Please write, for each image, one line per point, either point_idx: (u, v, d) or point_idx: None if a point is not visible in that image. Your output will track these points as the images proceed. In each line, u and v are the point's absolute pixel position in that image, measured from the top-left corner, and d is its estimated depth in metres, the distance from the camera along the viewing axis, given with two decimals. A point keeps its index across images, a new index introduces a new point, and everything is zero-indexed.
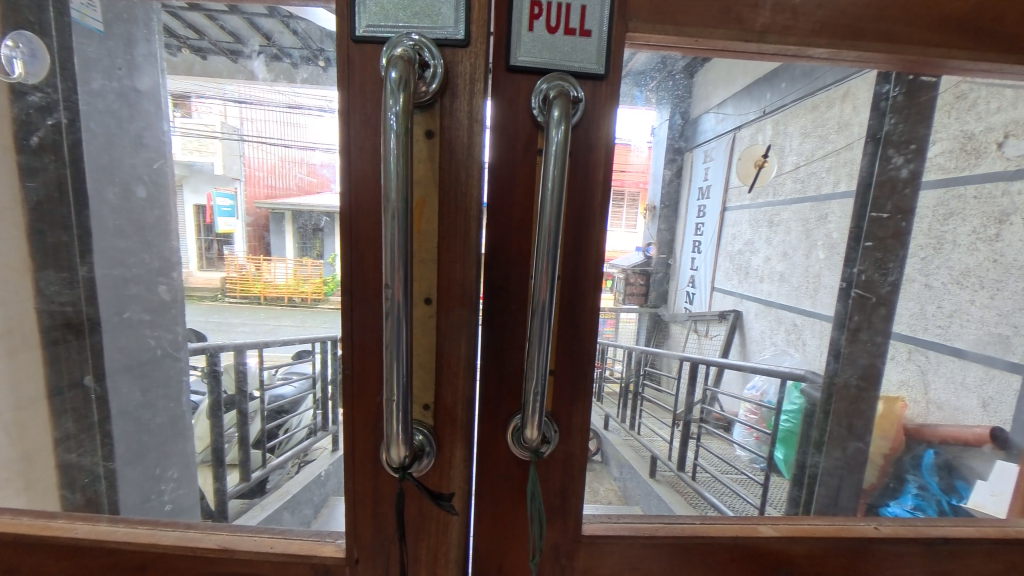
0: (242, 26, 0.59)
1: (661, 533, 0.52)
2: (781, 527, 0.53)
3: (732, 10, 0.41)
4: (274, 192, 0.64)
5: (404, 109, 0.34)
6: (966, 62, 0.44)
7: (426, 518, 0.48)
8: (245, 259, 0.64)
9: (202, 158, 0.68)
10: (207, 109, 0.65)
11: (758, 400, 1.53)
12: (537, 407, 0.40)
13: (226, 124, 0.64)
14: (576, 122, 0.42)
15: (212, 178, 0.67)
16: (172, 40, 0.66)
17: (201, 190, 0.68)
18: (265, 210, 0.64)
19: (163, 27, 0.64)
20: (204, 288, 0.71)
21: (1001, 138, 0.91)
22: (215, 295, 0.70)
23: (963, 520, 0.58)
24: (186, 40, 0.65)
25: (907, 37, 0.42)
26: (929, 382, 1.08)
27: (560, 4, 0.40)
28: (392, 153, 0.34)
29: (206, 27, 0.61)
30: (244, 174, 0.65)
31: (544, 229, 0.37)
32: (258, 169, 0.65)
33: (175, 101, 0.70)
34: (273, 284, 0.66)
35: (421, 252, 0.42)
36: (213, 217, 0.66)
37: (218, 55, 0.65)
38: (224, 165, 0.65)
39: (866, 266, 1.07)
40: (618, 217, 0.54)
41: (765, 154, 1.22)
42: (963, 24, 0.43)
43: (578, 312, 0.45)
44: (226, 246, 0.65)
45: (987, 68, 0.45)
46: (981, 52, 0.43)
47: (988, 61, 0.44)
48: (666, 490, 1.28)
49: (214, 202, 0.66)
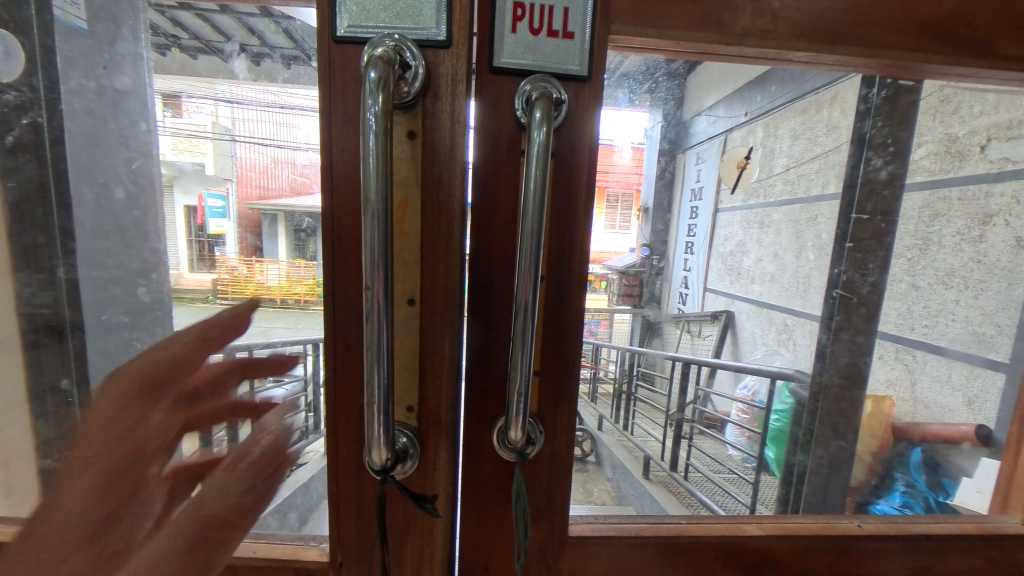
0: (232, 25, 0.62)
1: (647, 533, 0.52)
2: (766, 525, 0.54)
3: (713, 14, 0.42)
4: (265, 192, 0.64)
5: (383, 110, 0.33)
6: (943, 66, 0.45)
7: (408, 520, 0.48)
8: (237, 260, 0.64)
9: (190, 159, 0.66)
10: (198, 109, 0.64)
11: (749, 400, 1.59)
12: (521, 408, 0.40)
13: (218, 125, 0.64)
14: (559, 124, 0.42)
15: (201, 179, 0.66)
16: (160, 40, 0.66)
17: (191, 191, 0.67)
18: (255, 211, 0.64)
19: (152, 27, 0.65)
20: (193, 291, 0.68)
21: (983, 141, 0.93)
22: (204, 297, 0.67)
23: (944, 516, 0.58)
24: (176, 40, 0.65)
25: (884, 42, 0.43)
26: (916, 379, 1.12)
27: (542, 6, 0.40)
28: (372, 152, 0.33)
29: (192, 25, 0.63)
30: (236, 174, 0.64)
31: (526, 229, 0.37)
32: (249, 169, 0.65)
33: (164, 101, 0.68)
34: (264, 286, 0.64)
35: (404, 253, 0.42)
36: (204, 218, 0.66)
37: (205, 54, 0.65)
38: (214, 166, 0.65)
39: (847, 266, 1.14)
40: (613, 218, 0.59)
41: (746, 157, 1.28)
42: (938, 29, 0.43)
43: (563, 315, 0.45)
44: (217, 247, 0.65)
45: (962, 72, 0.46)
46: (957, 57, 0.44)
47: (965, 65, 0.45)
48: (660, 491, 1.32)
49: (203, 202, 0.66)
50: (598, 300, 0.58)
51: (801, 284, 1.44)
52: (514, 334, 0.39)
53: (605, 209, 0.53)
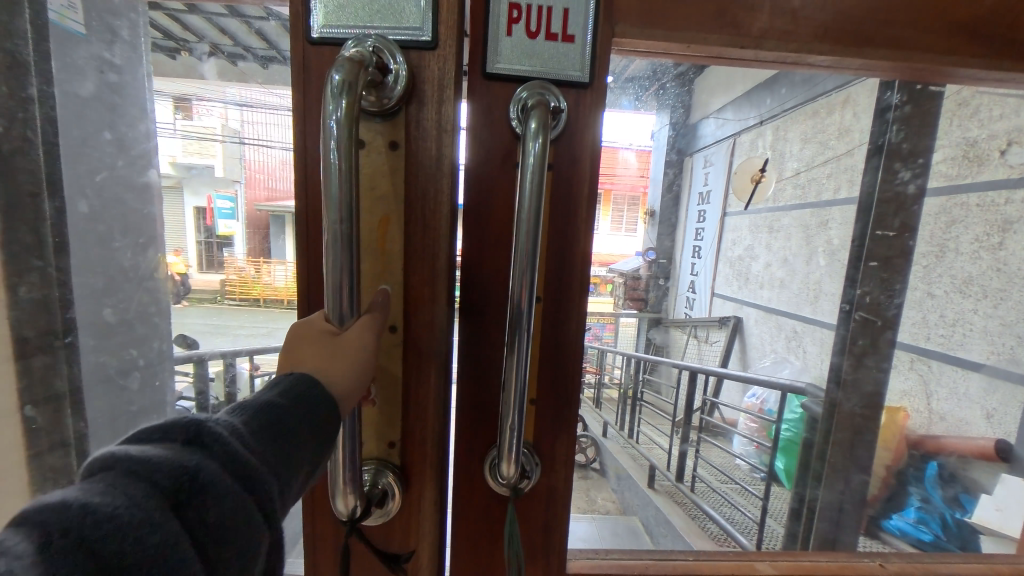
0: (241, 28, 0.56)
1: (651, 571, 0.49)
2: (780, 564, 0.51)
3: (727, 14, 0.39)
4: (274, 194, 0.57)
5: (348, 116, 0.31)
6: (979, 70, 0.41)
7: (385, 569, 0.45)
8: (245, 261, 0.61)
9: (201, 161, 0.68)
10: (206, 111, 0.65)
11: (757, 410, 1.46)
12: (514, 441, 0.37)
13: (227, 126, 0.65)
14: (558, 134, 0.39)
15: (211, 180, 0.66)
16: (168, 43, 0.63)
17: (201, 192, 0.67)
18: (264, 212, 0.59)
19: (158, 28, 0.61)
20: (203, 290, 0.70)
21: (1004, 146, 0.92)
22: (214, 296, 0.69)
23: (973, 555, 0.54)
24: (184, 43, 0.62)
25: (916, 45, 0.40)
26: (933, 391, 1.08)
27: (540, 8, 0.37)
28: (335, 164, 0.31)
29: (199, 28, 0.58)
30: (245, 175, 0.63)
31: (520, 248, 0.34)
32: (259, 170, 0.60)
33: (175, 104, 0.68)
34: (270, 286, 0.56)
35: (388, 271, 0.40)
36: (214, 220, 0.66)
37: (216, 58, 0.61)
38: (224, 168, 0.65)
39: (869, 287, 0.97)
40: (618, 221, 0.56)
41: (761, 168, 1.44)
42: (977, 28, 0.40)
43: (563, 338, 0.42)
44: (226, 248, 0.65)
45: (998, 77, 0.43)
46: (997, 61, 0.41)
47: (1002, 70, 0.41)
48: (665, 501, 1.23)
49: (213, 203, 0.66)
50: (605, 305, 0.55)
51: (812, 290, 1.36)
52: (506, 361, 0.36)
53: (610, 212, 0.52)
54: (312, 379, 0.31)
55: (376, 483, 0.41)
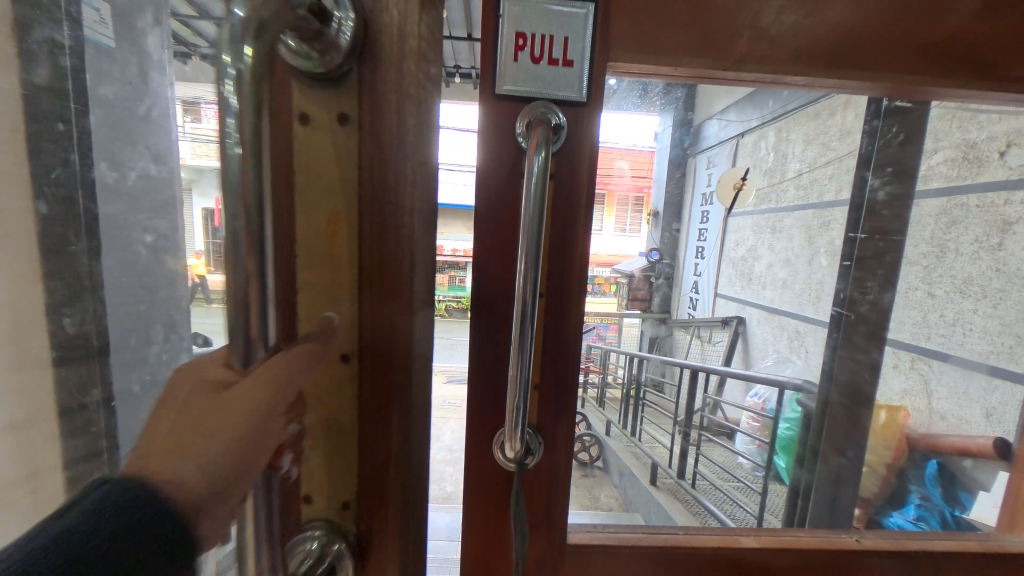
0: None
1: (645, 543, 0.53)
2: (763, 539, 0.54)
3: (710, 39, 0.43)
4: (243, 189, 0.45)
5: (266, 56, 0.27)
6: (949, 90, 0.45)
7: None
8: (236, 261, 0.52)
9: None
10: None
11: (759, 408, 1.50)
12: (519, 420, 0.41)
13: None
14: (559, 148, 0.43)
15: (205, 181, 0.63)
16: None
17: None
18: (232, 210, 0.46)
19: None
20: None
21: (1003, 147, 0.92)
22: None
23: (946, 533, 0.58)
24: None
25: (885, 65, 0.44)
26: (933, 390, 1.10)
27: (542, 36, 0.41)
28: (234, 128, 0.28)
29: None
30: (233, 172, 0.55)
31: (525, 247, 0.38)
32: None
33: None
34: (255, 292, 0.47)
35: (337, 293, 0.40)
36: None
37: None
38: None
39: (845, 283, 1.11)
40: (622, 220, 0.61)
41: (741, 179, 1.43)
42: (943, 51, 0.44)
43: (564, 329, 0.46)
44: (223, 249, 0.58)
45: (966, 94, 0.47)
46: (963, 80, 0.44)
47: (969, 88, 0.45)
48: (667, 498, 1.27)
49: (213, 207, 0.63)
50: (609, 304, 0.61)
51: (813, 290, 1.36)
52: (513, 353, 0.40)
53: (613, 212, 0.56)
54: (143, 482, 0.23)
55: (326, 549, 0.41)
